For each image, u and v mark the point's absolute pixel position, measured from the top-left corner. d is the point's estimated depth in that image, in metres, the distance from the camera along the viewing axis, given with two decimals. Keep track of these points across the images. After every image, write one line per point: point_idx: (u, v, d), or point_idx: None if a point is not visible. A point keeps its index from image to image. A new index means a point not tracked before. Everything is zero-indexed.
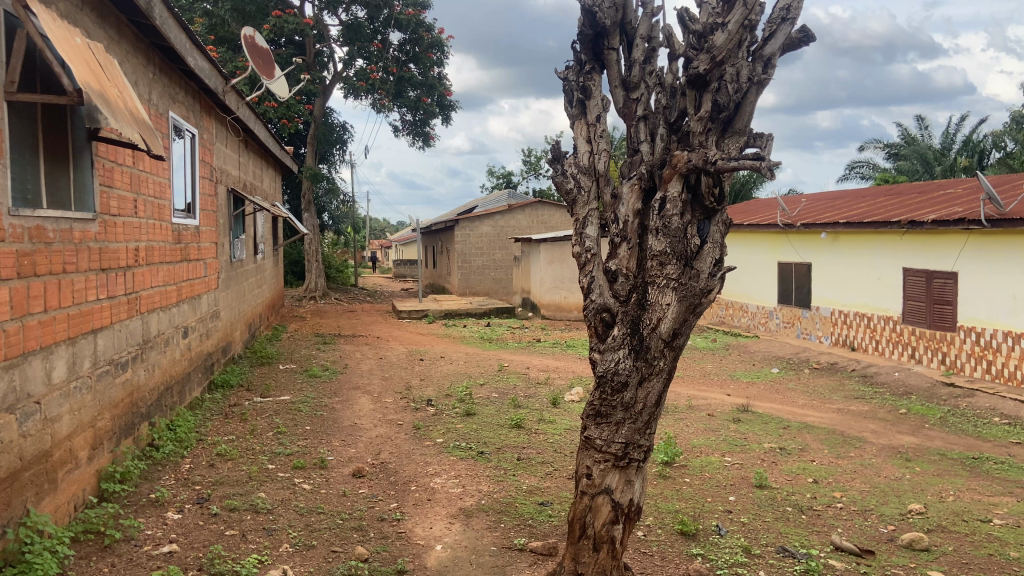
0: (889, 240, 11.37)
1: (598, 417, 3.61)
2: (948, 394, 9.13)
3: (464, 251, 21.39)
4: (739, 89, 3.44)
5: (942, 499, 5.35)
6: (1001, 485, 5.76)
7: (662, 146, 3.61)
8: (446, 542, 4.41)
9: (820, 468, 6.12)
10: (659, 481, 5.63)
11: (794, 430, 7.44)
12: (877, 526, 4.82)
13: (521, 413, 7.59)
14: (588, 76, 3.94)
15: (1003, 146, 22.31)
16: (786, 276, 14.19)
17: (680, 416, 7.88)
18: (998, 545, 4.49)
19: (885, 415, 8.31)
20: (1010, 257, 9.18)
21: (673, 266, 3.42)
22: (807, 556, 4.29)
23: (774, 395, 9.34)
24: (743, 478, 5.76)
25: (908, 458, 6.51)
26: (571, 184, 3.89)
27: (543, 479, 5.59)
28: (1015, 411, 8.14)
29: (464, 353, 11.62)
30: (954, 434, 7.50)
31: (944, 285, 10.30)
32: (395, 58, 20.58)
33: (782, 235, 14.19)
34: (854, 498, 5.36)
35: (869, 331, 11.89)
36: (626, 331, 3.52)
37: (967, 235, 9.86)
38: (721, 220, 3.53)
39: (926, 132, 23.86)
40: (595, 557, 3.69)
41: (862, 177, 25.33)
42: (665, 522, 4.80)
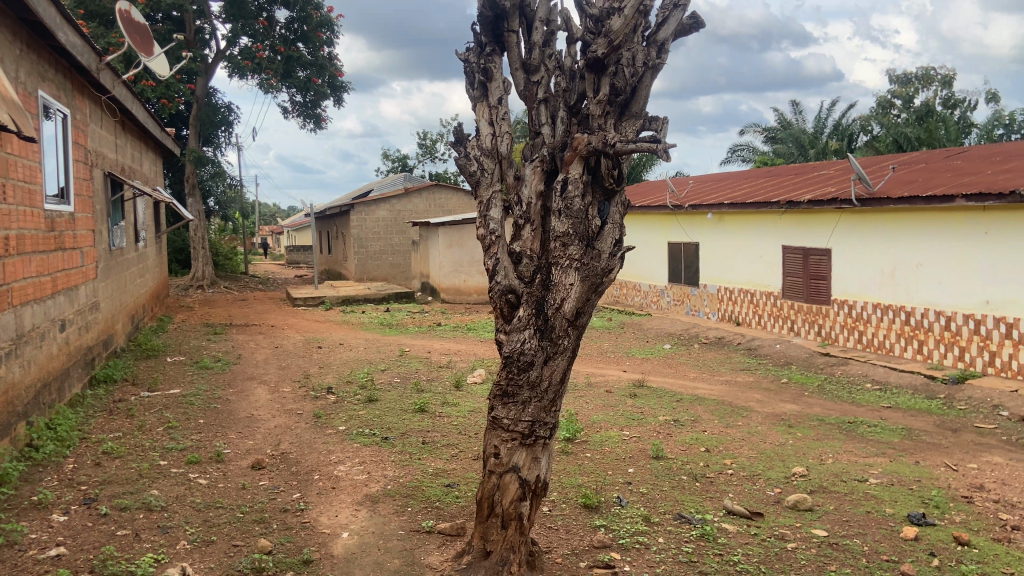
0: (770, 221, 12.00)
1: (505, 397, 3.67)
2: (824, 362, 9.76)
3: (360, 235, 20.99)
4: (635, 73, 3.58)
5: (822, 462, 5.73)
6: (874, 446, 6.23)
7: (563, 129, 3.71)
8: (352, 529, 4.37)
9: (711, 438, 6.42)
10: (563, 457, 5.76)
11: (687, 402, 7.77)
12: (765, 489, 5.12)
13: (424, 397, 7.57)
14: (489, 59, 3.93)
15: (869, 130, 23.95)
16: (675, 256, 14.73)
17: (580, 394, 8.05)
18: (874, 502, 4.86)
19: (769, 385, 8.81)
20: (880, 233, 9.89)
21: (575, 247, 3.55)
22: (702, 521, 4.50)
23: (667, 369, 9.72)
24: (641, 450, 5.97)
25: (791, 425, 6.93)
26: (474, 166, 3.89)
27: (449, 461, 5.61)
28: (884, 377, 8.81)
29: (363, 339, 11.45)
30: (831, 400, 8.05)
31: (819, 261, 10.98)
32: (282, 37, 19.81)
33: (671, 217, 14.71)
34: (743, 464, 5.66)
35: (752, 306, 12.51)
36: (532, 311, 3.58)
37: (839, 214, 10.53)
38: (619, 202, 3.71)
39: (800, 117, 25.22)
40: (503, 534, 3.75)
41: (743, 159, 26.54)
42: (569, 496, 4.92)
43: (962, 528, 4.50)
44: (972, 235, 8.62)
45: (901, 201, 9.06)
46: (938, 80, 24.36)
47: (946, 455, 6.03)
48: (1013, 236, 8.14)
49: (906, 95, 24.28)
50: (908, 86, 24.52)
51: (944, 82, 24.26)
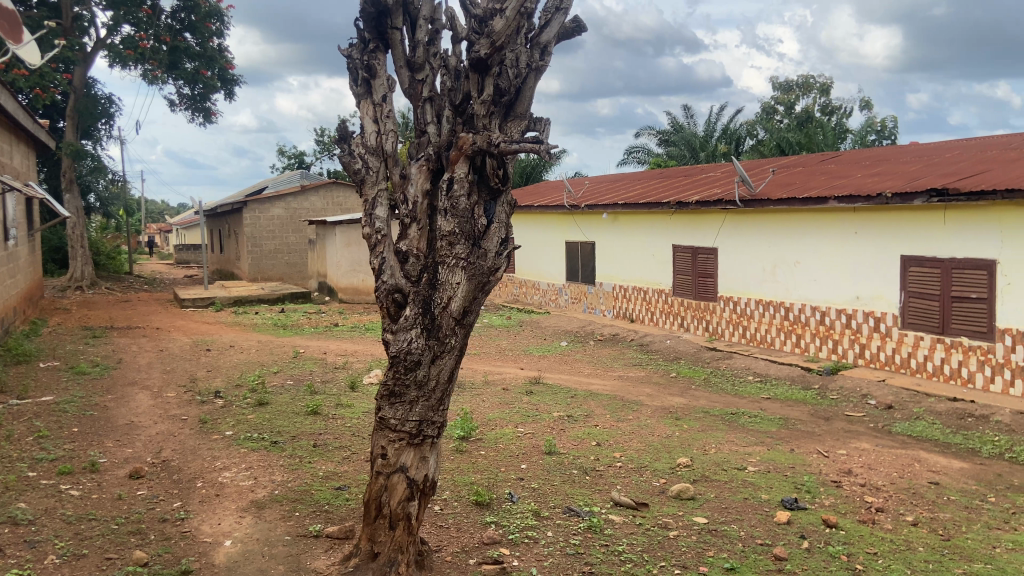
0: (661, 221, 12.40)
1: (392, 397, 3.65)
2: (711, 356, 10.17)
3: (254, 234, 20.36)
4: (518, 74, 3.70)
5: (705, 452, 5.98)
6: (754, 436, 6.54)
7: (449, 128, 3.72)
8: (235, 537, 4.24)
9: (602, 432, 6.59)
10: (456, 456, 5.76)
11: (581, 398, 7.94)
12: (651, 480, 5.30)
13: (317, 399, 7.43)
14: (372, 55, 3.92)
15: (754, 134, 25.11)
16: (572, 255, 15.01)
17: (476, 393, 8.09)
18: (752, 489, 5.11)
19: (659, 379, 9.11)
20: (762, 232, 10.40)
21: (462, 246, 3.57)
22: (590, 514, 4.61)
23: (563, 366, 9.89)
24: (534, 446, 6.05)
25: (678, 417, 7.20)
26: (359, 164, 3.86)
27: (340, 463, 5.53)
28: (765, 369, 9.26)
29: (255, 341, 11.12)
30: (716, 393, 8.40)
31: (706, 259, 11.43)
32: (168, 26, 19.03)
33: (568, 216, 14.97)
34: (631, 457, 5.84)
35: (645, 304, 12.89)
36: (418, 310, 3.57)
37: (724, 215, 11.01)
38: (505, 202, 3.76)
39: (691, 121, 26.16)
40: (391, 536, 3.73)
41: (639, 161, 27.29)
42: (461, 494, 4.94)
43: (830, 510, 4.78)
44: (843, 235, 9.18)
45: (781, 203, 9.54)
46: (817, 88, 25.78)
47: (818, 442, 6.40)
48: (880, 235, 8.71)
49: (788, 101, 25.58)
50: (790, 93, 25.85)
51: (822, 90, 25.71)
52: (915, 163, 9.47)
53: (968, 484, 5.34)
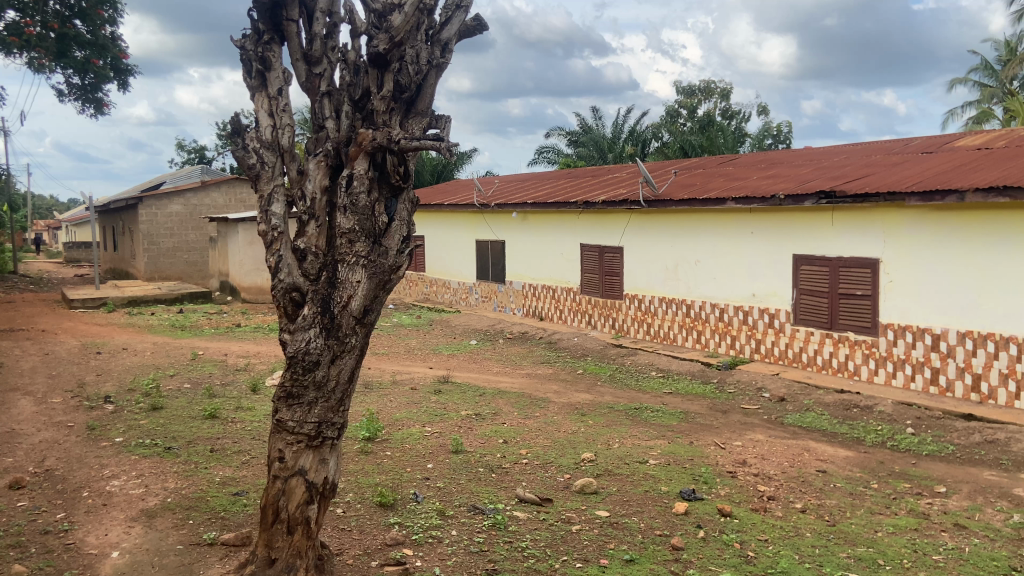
0: (569, 220, 12.58)
1: (289, 399, 3.55)
2: (617, 353, 10.39)
3: (151, 231, 19.49)
4: (420, 71, 3.65)
5: (609, 447, 6.10)
6: (656, 430, 6.72)
7: (348, 123, 3.65)
8: (124, 548, 4.04)
9: (509, 429, 6.62)
10: (361, 458, 5.67)
11: (489, 396, 7.96)
12: (555, 476, 5.36)
13: (216, 402, 7.17)
14: (267, 47, 3.80)
15: (659, 137, 25.78)
16: (482, 254, 15.03)
17: (383, 393, 7.99)
18: (652, 481, 5.24)
19: (566, 376, 9.24)
20: (664, 232, 10.69)
21: (362, 244, 3.51)
22: (495, 511, 4.63)
23: (472, 365, 9.89)
24: (440, 445, 6.02)
25: (584, 413, 7.31)
26: (253, 159, 3.70)
27: (239, 468, 5.36)
28: (667, 365, 9.53)
29: (151, 343, 10.63)
30: (621, 389, 8.58)
31: (613, 258, 11.67)
32: (56, 13, 17.94)
33: (478, 215, 14.99)
34: (537, 453, 5.89)
35: (554, 302, 13.05)
36: (317, 310, 3.49)
37: (629, 215, 11.26)
38: (407, 199, 3.72)
39: (600, 122, 26.64)
40: (289, 541, 3.64)
41: (549, 161, 27.59)
42: (364, 496, 4.87)
43: (726, 500, 4.96)
44: (740, 234, 9.54)
45: (682, 203, 9.83)
46: (717, 93, 26.73)
47: (715, 434, 6.63)
48: (774, 235, 9.10)
49: (691, 105, 26.40)
50: (693, 97, 26.68)
51: (722, 96, 26.67)
52: (806, 167, 9.94)
53: (852, 472, 5.65)
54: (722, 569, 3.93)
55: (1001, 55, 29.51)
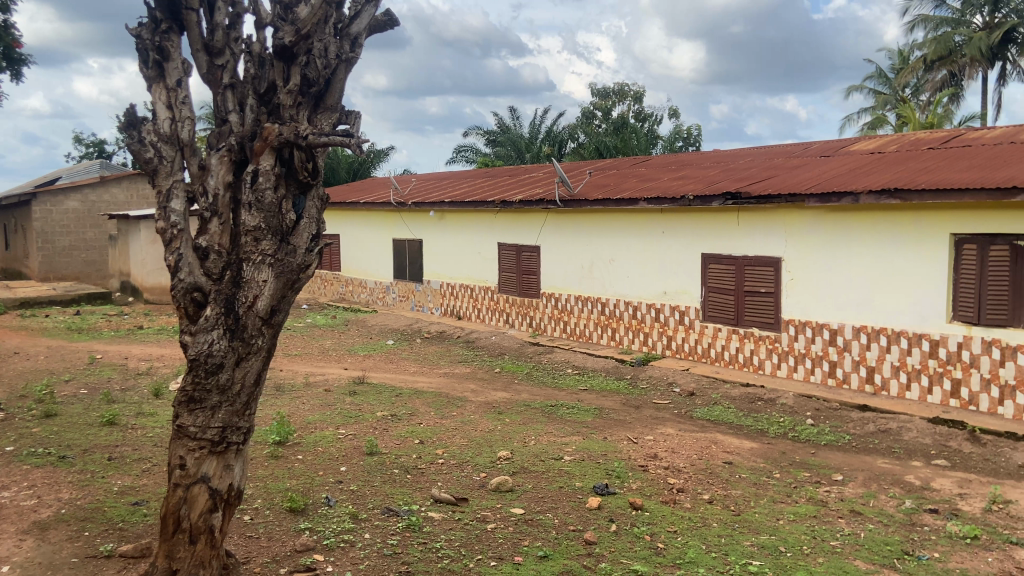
0: (485, 219, 12.60)
1: (191, 404, 3.41)
2: (533, 351, 10.46)
3: (45, 229, 18.45)
4: (328, 65, 3.60)
5: (525, 444, 6.13)
6: (571, 426, 6.79)
7: (252, 117, 3.54)
8: (12, 563, 3.80)
9: (425, 430, 6.56)
10: (270, 462, 5.51)
11: (405, 396, 7.87)
12: (471, 475, 5.35)
13: (116, 408, 6.83)
14: (165, 37, 3.64)
15: (576, 137, 26.10)
16: (399, 252, 14.88)
17: (295, 396, 7.79)
18: (566, 477, 5.30)
19: (483, 375, 9.24)
20: (579, 231, 10.84)
21: (268, 241, 3.41)
22: (409, 512, 4.58)
23: (388, 365, 9.77)
24: (354, 448, 5.92)
25: (501, 412, 7.32)
26: (150, 153, 3.52)
27: (139, 476, 5.12)
28: (583, 362, 9.65)
29: (45, 347, 10.05)
30: (538, 387, 8.64)
31: (530, 257, 11.75)
32: None
33: (394, 213, 14.83)
34: (453, 453, 5.86)
35: (472, 301, 13.05)
36: (220, 310, 3.35)
37: (545, 214, 11.37)
38: (316, 196, 3.62)
39: (517, 122, 26.79)
40: (192, 550, 3.50)
41: (467, 160, 27.56)
42: (274, 501, 4.73)
43: (637, 493, 5.06)
44: (651, 234, 9.77)
45: (597, 203, 9.99)
46: (631, 95, 27.28)
47: (628, 429, 6.75)
48: (684, 235, 9.36)
49: (606, 107, 26.87)
50: (607, 99, 27.15)
51: (636, 98, 27.23)
52: (714, 168, 10.25)
53: (757, 462, 5.86)
54: (634, 562, 4.00)
55: (894, 64, 31.22)
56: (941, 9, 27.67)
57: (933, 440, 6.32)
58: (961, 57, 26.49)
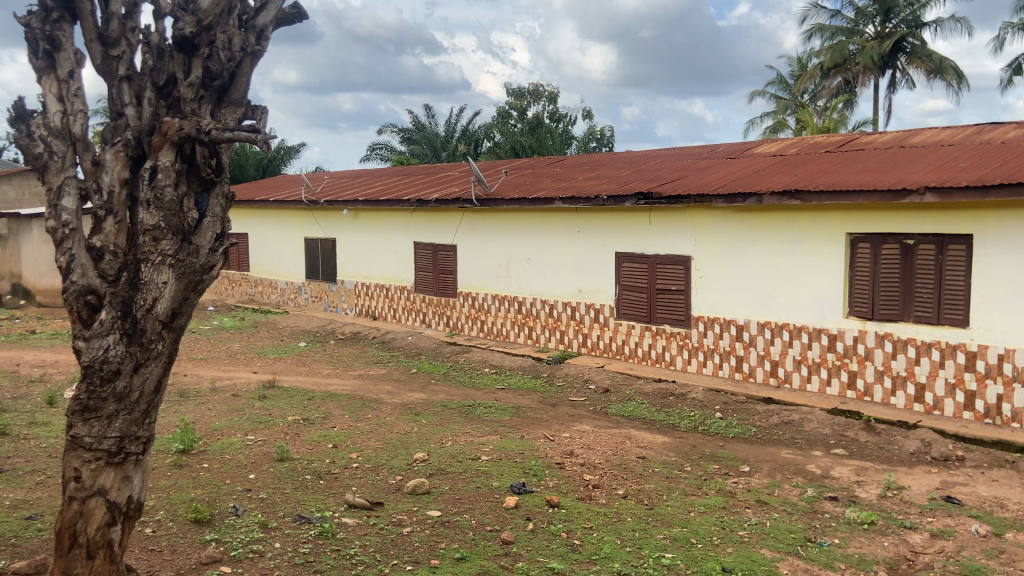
0: (401, 218, 12.46)
1: (85, 413, 3.22)
2: (450, 351, 10.41)
3: None
4: (231, 58, 3.48)
5: (442, 445, 6.09)
6: (488, 426, 6.78)
7: (151, 111, 3.38)
8: None
9: (339, 433, 6.43)
10: (175, 472, 5.28)
11: (317, 399, 7.69)
12: (386, 478, 5.27)
13: (4, 418, 6.41)
14: (56, 26, 3.39)
15: (491, 137, 26.15)
16: (311, 252, 14.55)
17: (202, 401, 7.51)
18: (483, 477, 5.28)
19: (399, 376, 9.13)
20: (495, 230, 10.85)
21: (168, 241, 3.26)
22: (321, 519, 4.46)
23: (300, 367, 9.53)
24: (264, 454, 5.73)
25: (417, 413, 7.25)
26: (39, 148, 3.30)
27: (31, 490, 4.81)
28: (500, 361, 9.66)
29: None
30: (454, 386, 8.59)
31: (446, 257, 11.69)
32: None
33: (306, 212, 14.48)
34: (368, 456, 5.76)
35: (387, 301, 12.88)
36: (116, 314, 3.18)
37: (461, 214, 11.33)
38: (220, 194, 3.50)
39: (432, 120, 26.65)
40: (89, 567, 3.32)
41: (381, 159, 27.22)
42: (178, 512, 4.53)
43: (553, 491, 5.09)
44: (567, 233, 9.86)
45: (512, 202, 10.01)
46: (545, 96, 27.54)
47: (544, 427, 6.80)
48: (598, 234, 9.49)
49: (520, 107, 27.04)
50: (522, 99, 27.33)
51: (550, 99, 27.50)
52: (626, 169, 10.45)
53: (669, 456, 6.00)
54: (551, 559, 4.02)
55: (793, 71, 32.64)
56: (836, 19, 29.07)
57: (832, 429, 6.62)
58: (854, 65, 27.94)
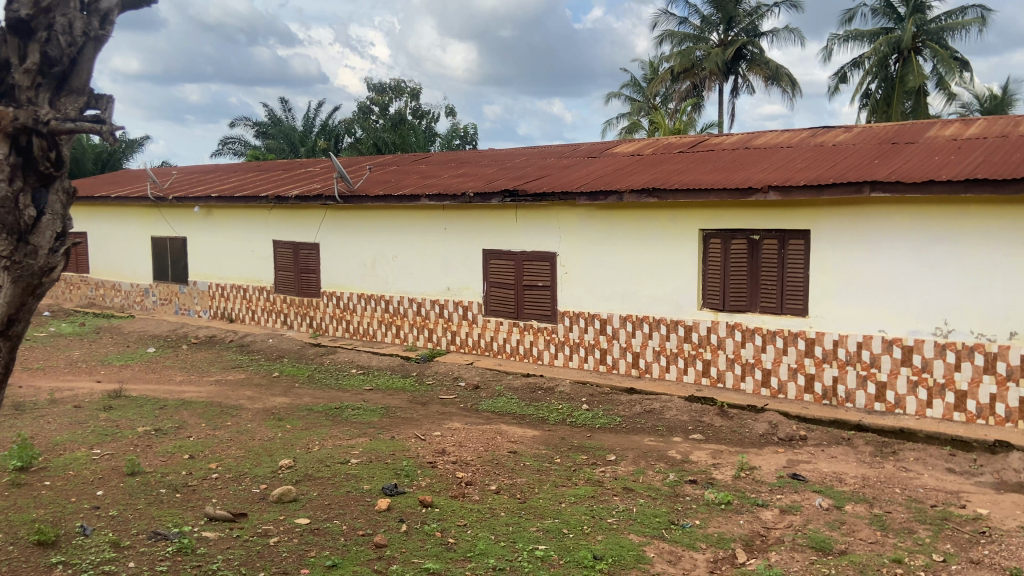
0: (259, 215, 11.94)
1: None
2: (314, 353, 10.10)
3: None
4: (71, 43, 3.43)
5: (308, 450, 5.90)
6: (356, 428, 6.64)
7: None
8: None
9: (196, 443, 6.08)
10: (10, 492, 4.80)
11: (171, 408, 7.24)
12: (250, 488, 5.03)
13: None
14: None
15: (352, 132, 25.63)
16: (160, 252, 13.67)
17: (38, 414, 6.88)
18: (353, 481, 5.16)
19: (260, 380, 8.76)
20: (360, 227, 10.62)
21: (3, 242, 3.06)
22: (180, 535, 4.20)
23: (150, 375, 8.93)
24: (113, 469, 5.32)
25: (281, 418, 6.98)
26: None
27: None
28: (366, 362, 9.48)
29: None
30: (319, 389, 8.34)
31: (308, 255, 11.33)
32: None
33: (153, 209, 13.58)
34: (229, 466, 5.49)
35: (245, 302, 12.33)
36: None
37: (324, 211, 11.00)
38: (60, 188, 3.33)
39: (289, 114, 25.80)
40: None
41: (234, 153, 26.03)
42: (16, 536, 4.12)
43: (426, 491, 5.04)
44: (433, 230, 9.81)
45: (377, 199, 9.84)
46: (407, 92, 27.30)
47: (415, 427, 6.73)
48: (465, 231, 9.51)
49: (382, 103, 26.68)
50: (384, 95, 26.96)
51: (412, 95, 27.27)
52: (491, 167, 10.52)
53: (539, 450, 6.11)
54: (425, 560, 3.99)
55: (645, 74, 34.13)
56: (684, 26, 30.65)
57: (689, 416, 6.99)
58: (701, 70, 29.58)
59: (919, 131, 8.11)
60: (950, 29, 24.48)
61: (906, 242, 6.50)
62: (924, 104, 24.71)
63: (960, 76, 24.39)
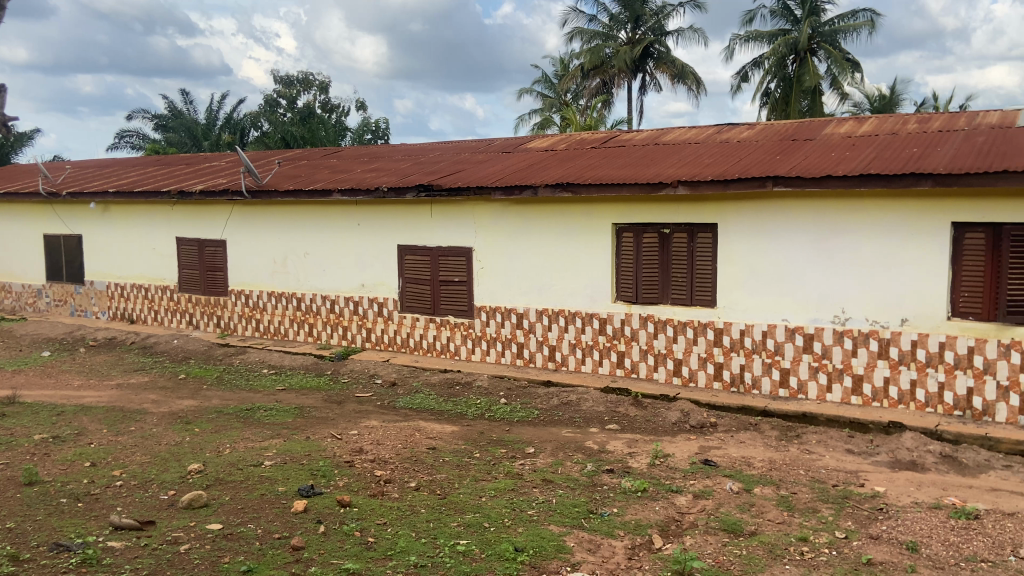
0: (161, 211, 11.43)
1: None
2: (222, 354, 9.77)
3: None
4: None
5: (219, 453, 5.70)
6: (269, 430, 6.46)
7: None
8: None
9: (98, 450, 5.78)
10: None
11: (68, 414, 6.85)
12: (158, 494, 4.83)
13: None
14: None
15: (258, 125, 24.85)
16: (52, 250, 12.91)
17: None
18: (268, 483, 5.03)
19: (165, 383, 8.40)
20: (270, 223, 10.31)
21: None
22: (83, 546, 3.98)
23: (45, 380, 8.42)
24: (7, 479, 5.00)
25: (189, 421, 6.72)
26: None
27: None
28: (278, 362, 9.24)
29: None
30: (230, 390, 8.07)
31: (214, 252, 10.93)
32: None
33: (44, 205, 12.81)
34: (134, 472, 5.25)
35: (147, 302, 11.79)
36: None
37: (231, 206, 10.63)
38: None
39: (191, 106, 24.80)
40: None
41: (132, 147, 24.83)
42: None
43: (344, 491, 4.96)
44: (347, 225, 9.63)
45: (288, 195, 9.58)
46: (316, 85, 26.68)
47: (331, 426, 6.60)
48: (379, 227, 9.38)
49: (290, 96, 26.01)
50: (291, 87, 26.27)
51: (321, 88, 26.68)
52: (405, 162, 10.40)
53: (458, 445, 6.09)
54: (345, 560, 3.92)
55: (556, 71, 34.49)
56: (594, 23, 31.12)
57: (605, 407, 7.13)
58: (611, 68, 29.92)
59: (816, 129, 8.50)
60: (843, 32, 25.74)
61: (806, 234, 6.82)
62: (819, 103, 25.91)
63: (852, 77, 25.68)
